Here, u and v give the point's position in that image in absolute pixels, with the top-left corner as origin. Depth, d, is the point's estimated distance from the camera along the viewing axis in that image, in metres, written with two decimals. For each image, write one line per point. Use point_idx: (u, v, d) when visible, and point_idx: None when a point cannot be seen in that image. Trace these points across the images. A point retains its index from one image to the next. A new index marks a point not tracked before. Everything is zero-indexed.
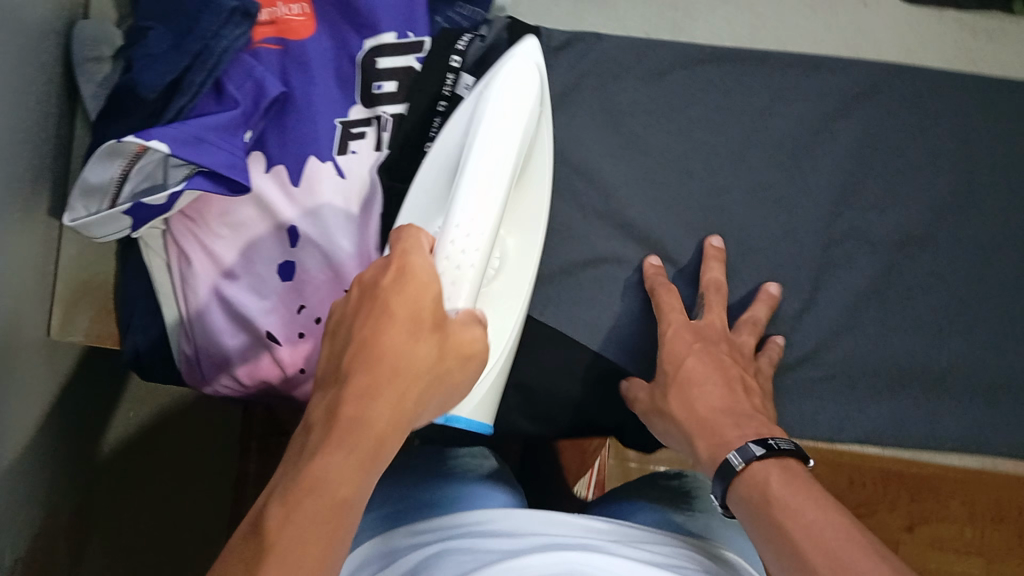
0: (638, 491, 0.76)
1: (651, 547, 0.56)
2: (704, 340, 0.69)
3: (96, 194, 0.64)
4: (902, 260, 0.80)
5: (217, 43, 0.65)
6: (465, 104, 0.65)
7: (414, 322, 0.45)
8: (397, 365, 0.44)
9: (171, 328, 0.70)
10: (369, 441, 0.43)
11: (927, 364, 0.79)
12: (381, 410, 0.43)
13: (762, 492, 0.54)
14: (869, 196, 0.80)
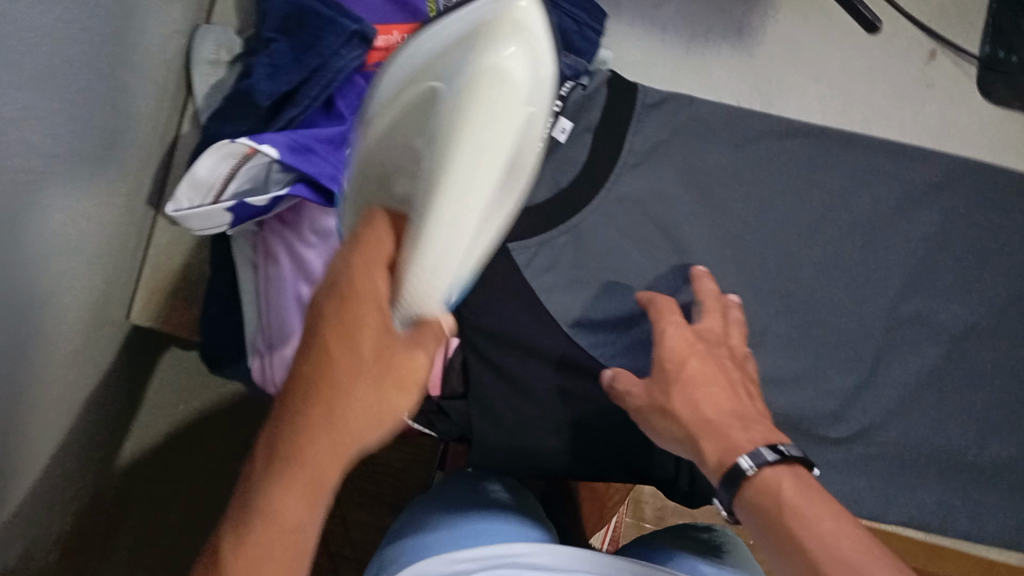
0: (667, 540, 0.73)
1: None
2: (706, 343, 0.56)
3: (205, 189, 0.60)
4: (957, 347, 0.69)
5: (333, 63, 0.63)
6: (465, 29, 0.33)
7: (355, 365, 0.37)
8: (333, 414, 0.37)
9: (249, 324, 0.66)
10: (310, 481, 0.39)
11: (973, 458, 0.68)
12: (322, 455, 0.38)
13: (774, 507, 0.45)
14: (940, 285, 0.69)
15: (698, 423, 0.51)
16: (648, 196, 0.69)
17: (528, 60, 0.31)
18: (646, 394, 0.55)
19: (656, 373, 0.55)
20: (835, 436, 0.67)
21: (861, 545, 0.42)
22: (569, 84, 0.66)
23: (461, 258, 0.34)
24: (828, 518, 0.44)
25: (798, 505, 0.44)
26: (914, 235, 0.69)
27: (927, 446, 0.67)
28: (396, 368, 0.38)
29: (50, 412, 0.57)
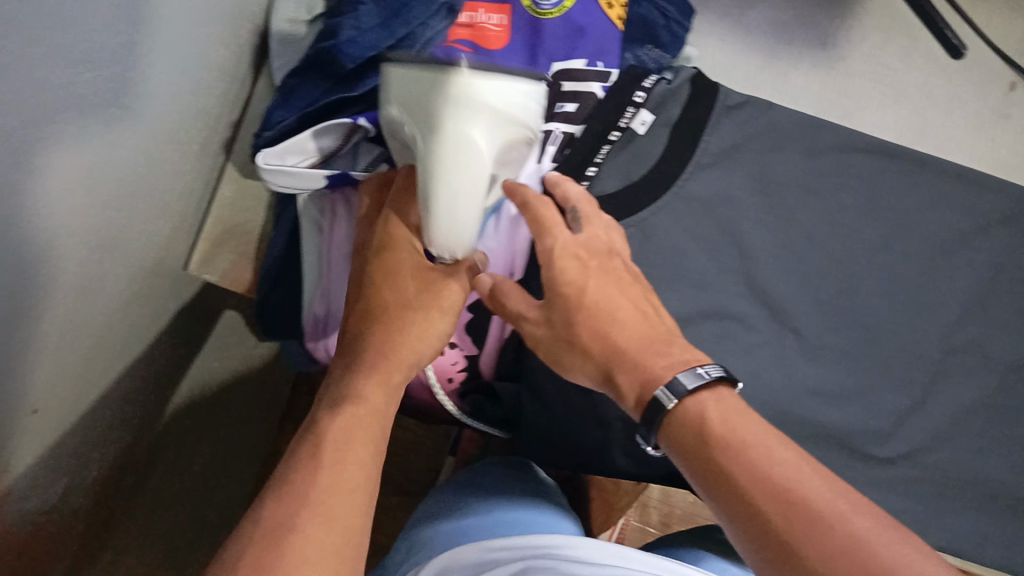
0: (697, 545, 0.73)
1: None
2: (596, 258, 0.55)
3: (303, 150, 0.62)
4: (1012, 378, 0.68)
5: (421, 32, 0.64)
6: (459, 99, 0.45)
7: (397, 286, 0.52)
8: (388, 320, 0.52)
9: (307, 285, 0.66)
10: (367, 412, 0.48)
11: (1016, 489, 0.67)
12: (375, 387, 0.49)
13: (698, 432, 0.45)
14: (1000, 314, 0.69)
15: (604, 348, 0.51)
16: (715, 198, 0.69)
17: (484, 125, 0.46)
18: (537, 314, 0.54)
19: (549, 291, 0.53)
20: (879, 455, 0.67)
21: (793, 467, 0.42)
22: (653, 77, 0.69)
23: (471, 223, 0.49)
24: (752, 435, 0.44)
25: (725, 432, 0.44)
26: (978, 264, 0.69)
27: (970, 476, 0.67)
28: (419, 311, 0.52)
29: (97, 340, 0.57)
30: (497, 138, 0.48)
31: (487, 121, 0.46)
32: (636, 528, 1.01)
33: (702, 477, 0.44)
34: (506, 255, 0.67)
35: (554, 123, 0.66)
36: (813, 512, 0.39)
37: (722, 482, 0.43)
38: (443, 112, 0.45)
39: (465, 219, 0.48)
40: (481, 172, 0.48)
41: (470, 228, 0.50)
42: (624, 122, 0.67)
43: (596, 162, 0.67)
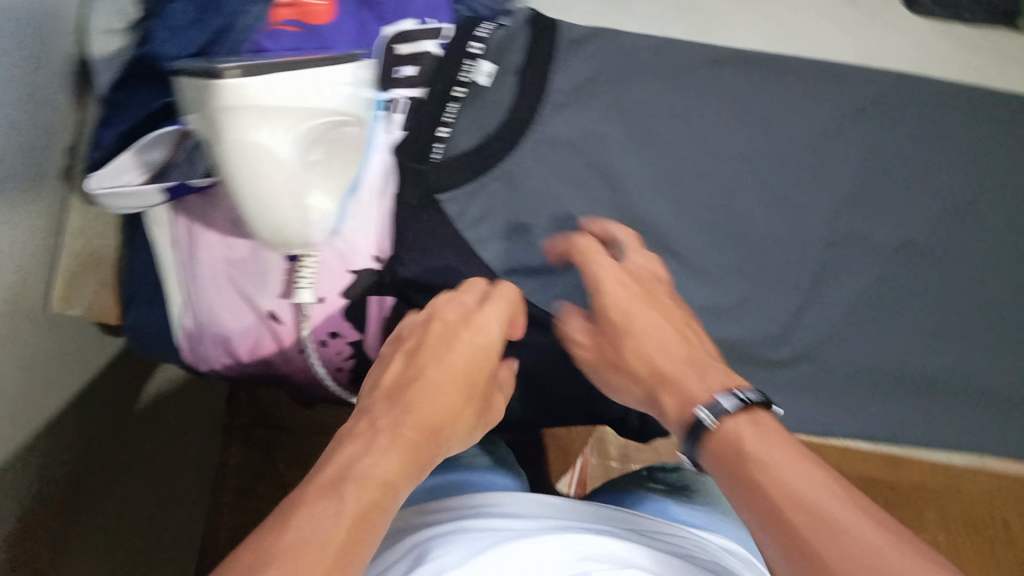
0: (630, 485, 0.73)
1: (664, 538, 0.56)
2: (638, 283, 0.57)
3: (134, 164, 0.60)
4: (898, 261, 0.69)
5: (241, 21, 0.62)
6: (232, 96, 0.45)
7: (441, 369, 0.52)
8: (414, 390, 0.50)
9: (171, 300, 0.66)
10: (376, 490, 0.42)
11: (918, 368, 0.69)
12: (392, 461, 0.44)
13: (736, 449, 0.42)
14: (878, 201, 0.69)
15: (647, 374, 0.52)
16: (578, 138, 0.68)
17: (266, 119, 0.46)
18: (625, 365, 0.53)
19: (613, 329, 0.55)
20: (778, 359, 0.67)
21: (805, 476, 0.39)
22: (488, 26, 0.67)
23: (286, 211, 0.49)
24: (789, 448, 0.41)
25: (760, 454, 0.41)
26: (849, 156, 0.69)
27: (870, 365, 0.68)
28: (466, 413, 0.53)
29: None
30: (294, 135, 0.47)
31: (272, 115, 0.46)
32: (598, 465, 0.95)
33: (738, 493, 0.41)
34: (376, 233, 0.65)
35: (397, 90, 0.65)
36: (831, 525, 0.36)
37: (754, 495, 0.39)
38: (219, 121, 0.45)
39: (275, 209, 0.48)
40: (280, 161, 0.47)
41: (287, 216, 0.49)
42: (465, 77, 0.66)
43: (446, 122, 0.65)
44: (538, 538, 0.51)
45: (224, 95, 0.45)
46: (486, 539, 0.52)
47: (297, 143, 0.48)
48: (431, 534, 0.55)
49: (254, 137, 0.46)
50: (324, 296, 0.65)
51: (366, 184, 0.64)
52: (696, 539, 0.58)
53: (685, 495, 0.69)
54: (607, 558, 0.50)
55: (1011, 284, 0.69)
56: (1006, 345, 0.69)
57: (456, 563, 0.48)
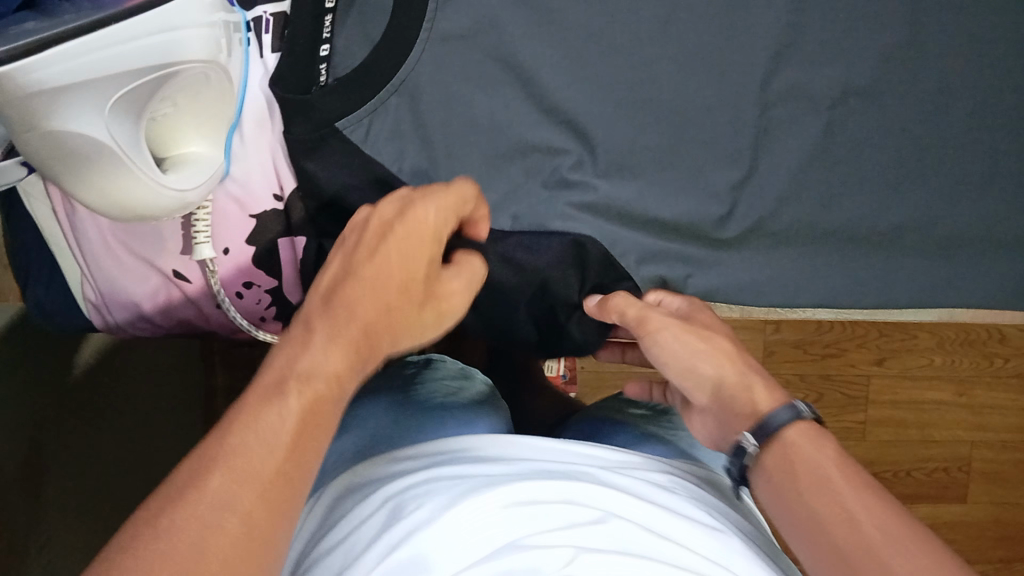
0: (607, 406, 0.71)
1: (647, 476, 0.50)
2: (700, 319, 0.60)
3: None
4: (842, 111, 0.62)
5: None
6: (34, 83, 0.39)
7: (379, 294, 0.42)
8: (349, 311, 0.41)
9: (68, 275, 0.61)
10: (322, 388, 0.39)
11: (875, 224, 0.64)
12: (338, 356, 0.40)
13: (787, 476, 0.48)
14: (813, 47, 0.62)
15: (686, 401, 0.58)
16: (470, 31, 0.60)
17: (73, 105, 0.41)
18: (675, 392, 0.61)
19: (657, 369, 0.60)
20: (725, 237, 0.64)
21: (866, 516, 0.44)
22: None
23: (123, 186, 0.45)
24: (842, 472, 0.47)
25: (808, 454, 0.48)
26: (776, 2, 0.61)
27: (826, 226, 0.64)
28: (416, 300, 0.44)
29: None
30: (104, 108, 0.42)
31: (79, 98, 0.41)
32: None
33: (788, 505, 0.47)
34: (268, 168, 0.60)
35: (260, 6, 0.58)
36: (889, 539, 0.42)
37: (803, 502, 0.46)
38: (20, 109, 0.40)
39: (109, 185, 0.45)
40: (105, 142, 0.43)
41: (129, 190, 0.45)
42: None
43: (326, 38, 0.58)
44: (517, 487, 0.44)
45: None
46: (464, 488, 0.45)
47: (108, 118, 0.42)
48: (407, 480, 0.48)
49: (66, 121, 0.41)
50: (231, 247, 0.61)
51: (247, 117, 0.58)
52: (692, 480, 0.53)
53: (665, 420, 0.67)
54: (583, 506, 0.44)
55: (969, 113, 0.63)
56: (966, 182, 0.64)
57: (432, 526, 0.42)
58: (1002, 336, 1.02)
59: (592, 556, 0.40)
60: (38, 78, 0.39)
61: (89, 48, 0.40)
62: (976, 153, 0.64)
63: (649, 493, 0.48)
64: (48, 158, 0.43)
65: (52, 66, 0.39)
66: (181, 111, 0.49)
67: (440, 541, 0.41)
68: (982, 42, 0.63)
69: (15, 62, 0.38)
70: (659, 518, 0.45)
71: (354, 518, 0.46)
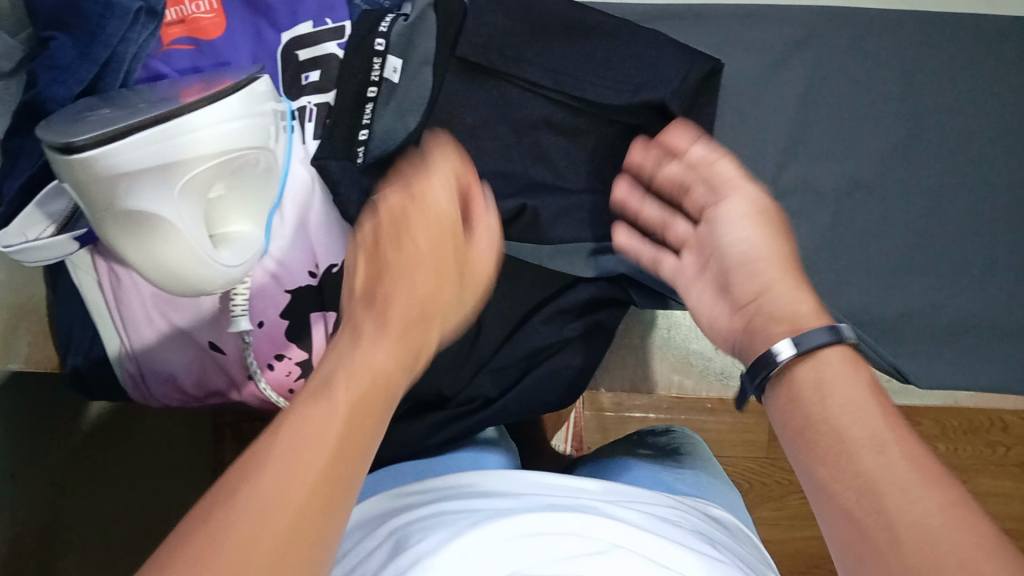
0: (619, 452, 0.73)
1: (654, 511, 0.51)
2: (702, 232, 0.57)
3: (37, 219, 0.56)
4: (846, 203, 0.67)
5: (126, 48, 0.57)
6: (115, 165, 0.42)
7: (435, 251, 0.48)
8: (411, 274, 0.47)
9: (109, 344, 0.64)
10: (371, 378, 0.40)
11: (884, 306, 0.66)
12: (383, 353, 0.42)
13: (800, 411, 0.43)
14: (818, 146, 0.67)
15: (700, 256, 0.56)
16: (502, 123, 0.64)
17: (148, 183, 0.44)
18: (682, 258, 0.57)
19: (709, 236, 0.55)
20: None
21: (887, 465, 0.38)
22: (389, 19, 0.63)
23: (186, 259, 0.48)
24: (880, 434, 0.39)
25: (823, 393, 0.42)
26: (786, 99, 0.67)
27: (838, 308, 0.66)
28: (441, 288, 0.48)
29: None
30: (173, 188, 0.45)
31: (152, 177, 0.44)
32: (593, 416, 0.92)
33: (796, 445, 0.43)
34: (306, 246, 0.63)
35: (305, 97, 0.62)
36: (896, 491, 0.37)
37: (814, 444, 0.41)
38: (97, 189, 0.43)
39: (173, 260, 0.48)
40: (173, 217, 0.46)
41: (191, 263, 0.48)
42: (376, 74, 0.62)
43: (365, 123, 0.62)
44: (521, 522, 0.44)
45: (81, 167, 0.42)
46: (472, 521, 0.46)
47: (176, 195, 0.45)
48: (416, 516, 0.49)
49: (139, 196, 0.44)
50: (265, 320, 0.63)
51: (289, 199, 0.62)
52: (701, 520, 0.53)
53: (672, 461, 0.68)
54: (588, 540, 0.43)
55: (972, 206, 0.66)
56: (972, 270, 0.66)
57: (441, 554, 0.42)
58: (1005, 425, 1.02)
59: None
60: (117, 158, 0.42)
61: (164, 133, 0.44)
62: (981, 242, 0.66)
63: (665, 531, 0.47)
64: (119, 233, 0.46)
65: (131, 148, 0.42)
66: (235, 189, 0.52)
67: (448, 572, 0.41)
68: (986, 141, 0.67)
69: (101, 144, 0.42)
70: (672, 551, 0.43)
71: (368, 551, 0.48)
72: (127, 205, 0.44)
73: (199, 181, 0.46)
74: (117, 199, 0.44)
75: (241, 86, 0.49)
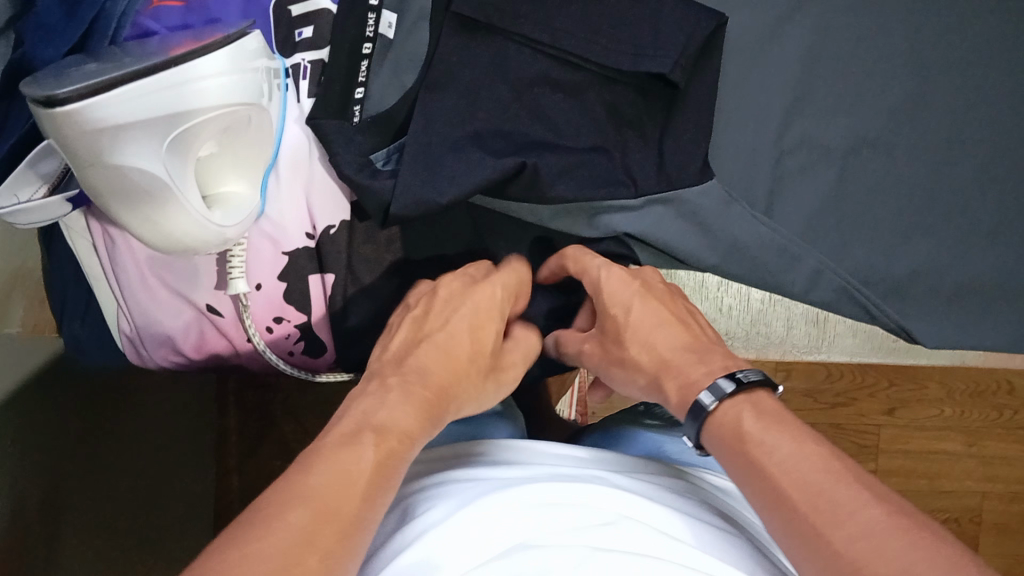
0: (622, 419, 0.73)
1: (653, 480, 0.51)
2: (643, 310, 0.54)
3: (29, 181, 0.55)
4: (852, 162, 0.65)
5: (114, 6, 0.56)
6: (100, 122, 0.41)
7: (473, 359, 0.51)
8: (446, 348, 0.50)
9: (107, 307, 0.63)
10: (396, 440, 0.42)
11: (890, 266, 0.65)
12: (410, 414, 0.44)
13: (739, 437, 0.45)
14: (823, 102, 0.66)
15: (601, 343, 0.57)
16: None
17: (135, 141, 0.43)
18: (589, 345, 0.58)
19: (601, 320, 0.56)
20: (737, 274, 0.65)
21: (836, 487, 0.40)
22: None
23: (176, 218, 0.47)
24: (820, 456, 0.42)
25: (762, 437, 0.44)
26: (791, 54, 0.65)
27: (844, 269, 0.65)
28: (470, 370, 0.51)
29: None
30: (161, 145, 0.44)
31: (139, 134, 0.43)
32: (597, 382, 0.95)
33: (741, 474, 0.44)
34: (302, 207, 0.62)
35: (298, 54, 0.61)
36: (829, 515, 0.39)
37: (759, 472, 0.43)
38: (83, 147, 0.42)
39: (163, 219, 0.47)
40: (161, 175, 0.45)
41: (180, 223, 0.47)
42: (371, 32, 0.61)
43: (360, 82, 0.62)
44: (526, 492, 0.44)
45: (65, 124, 0.41)
46: (475, 491, 0.46)
47: (164, 152, 0.44)
48: (418, 488, 0.49)
49: (126, 154, 0.43)
50: (263, 282, 0.62)
51: (283, 159, 0.61)
52: (702, 489, 0.53)
53: (678, 427, 0.67)
54: (596, 512, 0.43)
55: (979, 164, 0.65)
56: (980, 228, 0.65)
57: (444, 521, 0.42)
58: (1012, 387, 1.01)
59: (607, 554, 0.38)
60: (102, 116, 0.41)
61: (149, 89, 0.43)
62: (988, 200, 0.65)
63: (667, 499, 0.47)
64: (106, 193, 0.45)
65: (116, 104, 0.41)
66: (225, 147, 0.51)
67: (446, 545, 0.40)
68: (996, 95, 0.65)
69: (85, 100, 0.41)
70: (676, 522, 0.43)
71: None
72: (114, 163, 0.43)
73: (186, 139, 0.45)
74: (102, 157, 0.43)
75: (229, 40, 0.48)
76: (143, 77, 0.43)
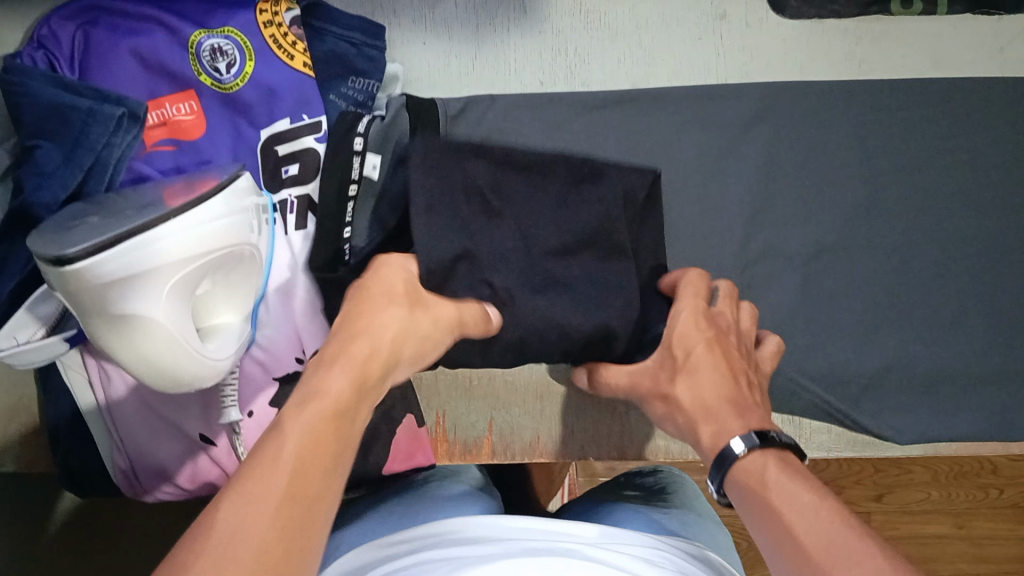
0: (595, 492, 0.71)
1: (637, 553, 0.47)
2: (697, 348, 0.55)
3: (28, 321, 0.56)
4: (813, 267, 0.69)
5: (109, 154, 0.59)
6: (104, 273, 0.44)
7: (391, 295, 0.48)
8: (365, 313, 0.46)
9: (101, 442, 0.64)
10: (329, 403, 0.39)
11: (860, 364, 0.68)
12: (345, 379, 0.41)
13: (758, 483, 0.45)
14: (782, 213, 0.69)
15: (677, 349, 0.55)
16: None
17: (136, 288, 0.46)
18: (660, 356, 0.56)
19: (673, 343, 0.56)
20: None
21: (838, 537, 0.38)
22: (365, 119, 0.63)
23: (175, 359, 0.49)
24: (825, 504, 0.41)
25: (780, 486, 0.43)
26: (750, 170, 0.70)
27: (815, 368, 0.68)
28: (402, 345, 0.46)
29: None
30: (162, 291, 0.47)
31: (139, 280, 0.46)
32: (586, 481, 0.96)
33: (756, 522, 0.43)
34: (292, 332, 0.64)
35: (285, 190, 0.65)
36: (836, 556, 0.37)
37: (771, 518, 0.42)
38: (86, 296, 0.45)
39: (162, 361, 0.48)
40: (161, 317, 0.47)
41: (178, 363, 0.49)
42: (355, 173, 0.62)
43: (348, 221, 0.62)
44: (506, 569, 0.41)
45: (72, 279, 0.44)
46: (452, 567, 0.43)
47: (164, 297, 0.47)
48: (392, 568, 0.46)
49: (128, 298, 0.46)
50: (255, 409, 0.64)
51: (271, 288, 0.63)
52: (686, 560, 0.49)
53: (661, 496, 0.65)
54: None
55: (934, 264, 0.69)
56: (939, 325, 0.68)
57: None
58: (994, 466, 1.02)
59: None
60: (104, 267, 0.44)
61: (147, 241, 0.46)
62: (945, 298, 0.69)
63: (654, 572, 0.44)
64: (106, 337, 0.47)
65: (119, 256, 0.45)
66: (217, 288, 0.54)
67: None
68: (940, 201, 0.70)
69: (92, 256, 0.44)
70: None
71: None
72: (115, 309, 0.46)
73: (183, 282, 0.48)
74: (105, 303, 0.45)
75: (222, 186, 0.52)
76: (145, 230, 0.46)
